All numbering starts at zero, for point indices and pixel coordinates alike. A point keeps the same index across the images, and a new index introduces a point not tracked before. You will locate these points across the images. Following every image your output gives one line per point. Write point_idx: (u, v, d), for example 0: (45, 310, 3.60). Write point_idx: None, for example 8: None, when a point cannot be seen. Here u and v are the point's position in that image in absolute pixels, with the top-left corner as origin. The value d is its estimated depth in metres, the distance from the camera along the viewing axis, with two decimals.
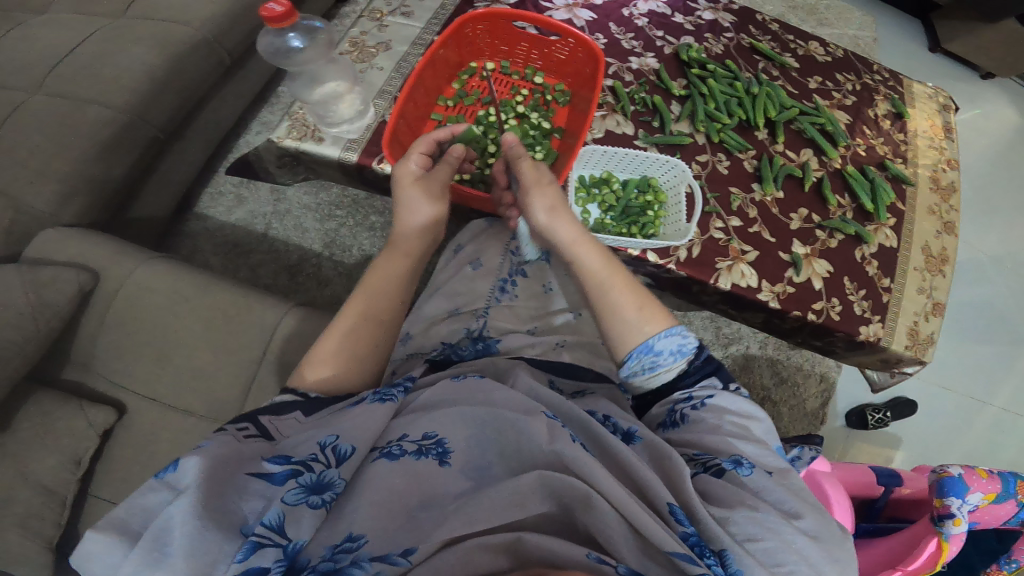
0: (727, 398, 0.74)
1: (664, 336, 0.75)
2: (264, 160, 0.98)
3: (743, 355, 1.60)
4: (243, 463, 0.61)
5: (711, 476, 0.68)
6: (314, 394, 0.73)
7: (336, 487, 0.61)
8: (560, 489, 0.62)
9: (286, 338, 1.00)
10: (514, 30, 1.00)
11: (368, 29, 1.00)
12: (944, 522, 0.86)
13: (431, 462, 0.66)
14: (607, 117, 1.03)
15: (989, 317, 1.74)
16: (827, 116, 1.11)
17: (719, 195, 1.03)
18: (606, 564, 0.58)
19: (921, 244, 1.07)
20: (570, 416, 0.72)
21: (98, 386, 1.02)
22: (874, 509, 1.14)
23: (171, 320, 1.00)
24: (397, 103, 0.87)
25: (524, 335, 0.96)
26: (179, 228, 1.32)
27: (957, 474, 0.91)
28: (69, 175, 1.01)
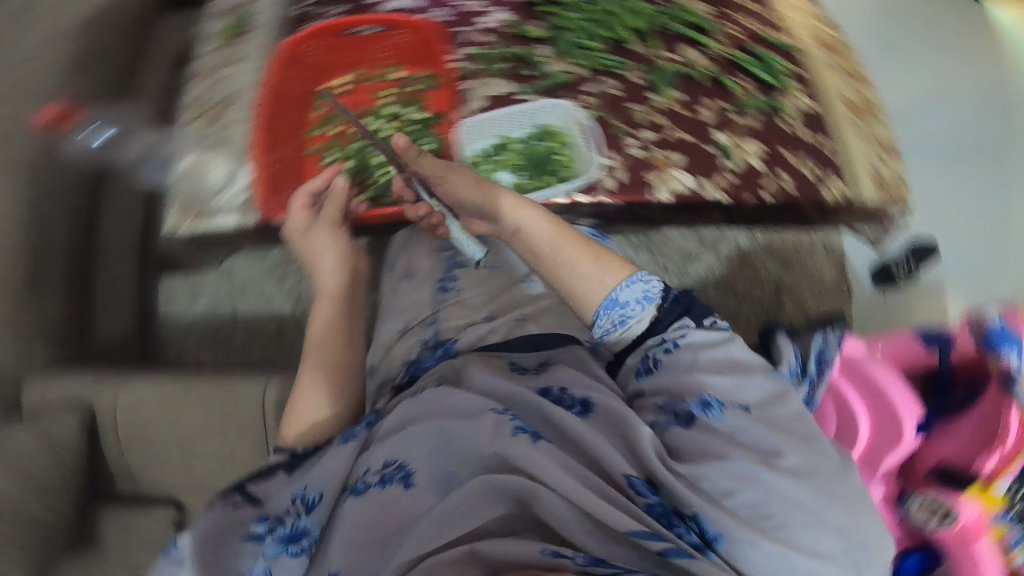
0: (700, 334, 0.71)
1: (626, 286, 0.73)
2: (178, 249, 1.00)
3: (738, 253, 1.49)
4: (235, 529, 0.68)
5: (682, 426, 0.66)
6: (300, 448, 0.77)
7: (311, 534, 0.67)
8: (503, 488, 0.65)
9: (277, 403, 1.04)
10: (349, 39, 1.01)
11: (206, 87, 0.98)
12: (1013, 384, 0.81)
13: (396, 487, 0.68)
14: (481, 85, 0.99)
15: None
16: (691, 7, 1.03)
17: (623, 115, 0.99)
18: (562, 557, 0.60)
19: (841, 96, 1.03)
20: (520, 403, 0.72)
21: (149, 490, 1.09)
22: (946, 381, 0.95)
23: (172, 420, 1.05)
24: (257, 153, 0.97)
25: (482, 324, 0.93)
26: (155, 337, 1.35)
27: (997, 319, 0.85)
28: (20, 326, 1.03)
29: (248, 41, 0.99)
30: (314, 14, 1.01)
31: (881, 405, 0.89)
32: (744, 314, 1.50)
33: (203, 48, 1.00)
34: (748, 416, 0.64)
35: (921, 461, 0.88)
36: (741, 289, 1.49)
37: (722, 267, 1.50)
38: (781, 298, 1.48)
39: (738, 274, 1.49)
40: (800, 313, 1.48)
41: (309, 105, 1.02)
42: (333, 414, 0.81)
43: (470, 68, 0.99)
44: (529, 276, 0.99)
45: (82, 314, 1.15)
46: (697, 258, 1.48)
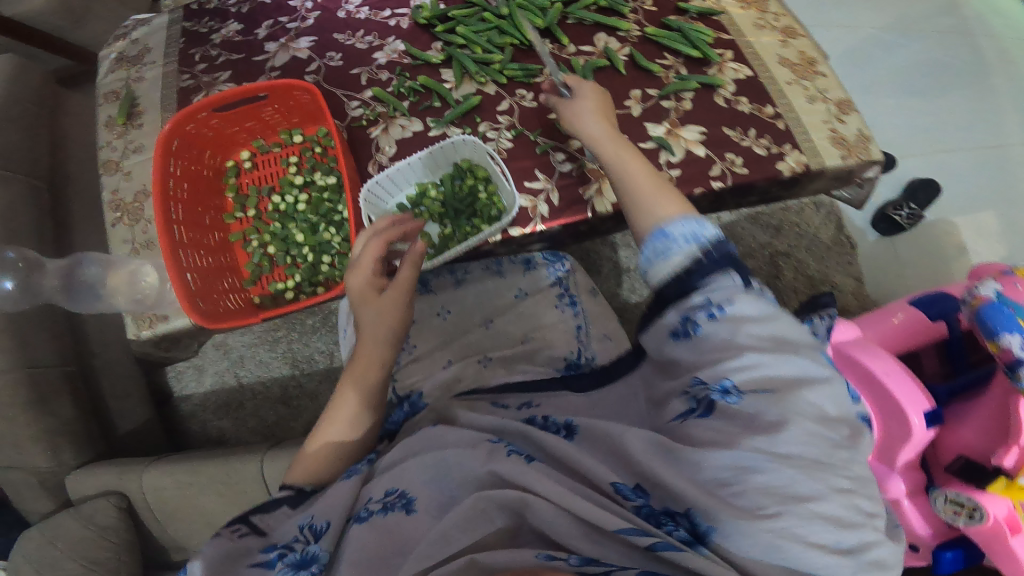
0: (747, 303, 0.59)
1: (679, 219, 0.66)
2: (151, 352, 1.03)
3: (723, 227, 1.38)
4: (241, 559, 0.61)
5: (700, 414, 0.61)
6: (306, 487, 0.71)
7: (321, 559, 0.61)
8: (499, 500, 0.62)
9: (277, 477, 1.09)
10: (237, 111, 0.94)
11: (116, 185, 0.99)
12: (1018, 372, 0.73)
13: (398, 514, 0.65)
14: (388, 128, 0.95)
15: (940, 62, 1.57)
16: None
17: (544, 129, 0.94)
18: (556, 559, 0.57)
19: (777, 58, 0.96)
20: (509, 431, 0.72)
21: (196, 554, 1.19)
22: (955, 349, 0.95)
23: (195, 496, 1.13)
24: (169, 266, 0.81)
25: (444, 371, 0.94)
26: (177, 415, 1.43)
27: (993, 295, 0.78)
28: (41, 434, 1.10)
29: (143, 128, 1.01)
30: (205, 82, 1.02)
31: (884, 399, 0.87)
32: None
33: (102, 140, 1.01)
34: (773, 396, 0.57)
35: (944, 450, 0.89)
36: None
37: None
38: (779, 264, 1.36)
39: None
40: (800, 277, 1.36)
41: (216, 191, 0.97)
42: (329, 459, 0.74)
43: (370, 113, 0.95)
44: (490, 318, 1.00)
45: (97, 408, 1.22)
46: None
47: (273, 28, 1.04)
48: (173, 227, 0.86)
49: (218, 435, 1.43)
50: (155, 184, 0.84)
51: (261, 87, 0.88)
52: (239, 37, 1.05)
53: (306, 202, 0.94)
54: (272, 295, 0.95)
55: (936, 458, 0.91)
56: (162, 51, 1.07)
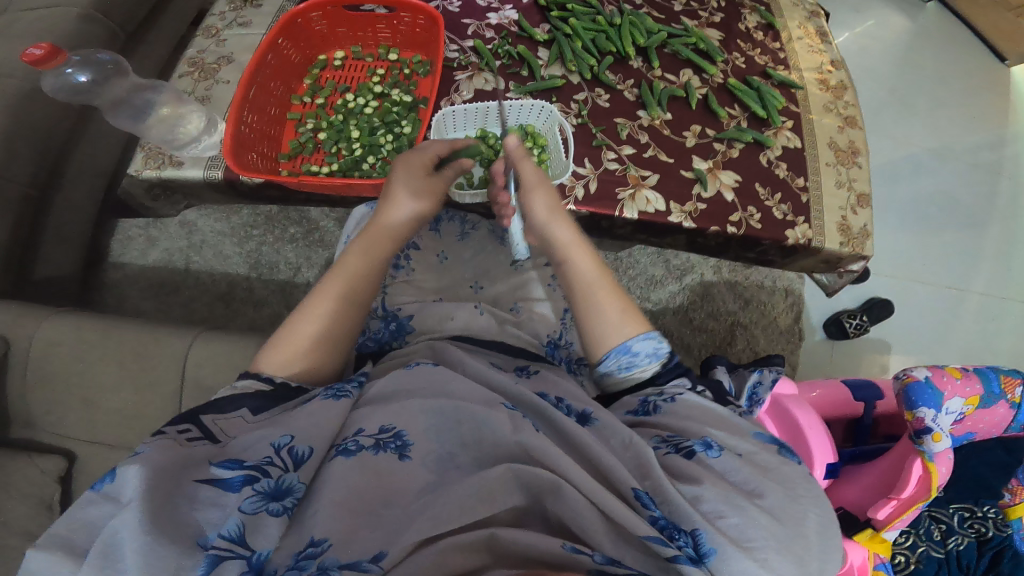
0: (696, 395, 0.75)
1: (641, 338, 0.77)
2: (135, 196, 0.94)
3: (700, 284, 1.57)
4: (189, 468, 0.55)
5: (681, 457, 0.67)
6: (280, 380, 0.68)
7: (296, 493, 0.56)
8: (528, 481, 0.61)
9: (201, 364, 0.96)
10: (350, 14, 0.95)
11: (205, 47, 0.94)
12: (923, 439, 0.88)
13: (389, 457, 0.61)
14: (474, 77, 0.99)
15: (941, 204, 1.76)
16: (697, 34, 1.08)
17: (606, 127, 1.01)
18: (583, 554, 0.55)
19: (826, 140, 1.08)
20: (525, 402, 0.71)
21: (45, 437, 0.97)
22: (863, 425, 1.14)
23: (90, 368, 0.96)
24: (231, 111, 0.82)
25: (435, 306, 0.95)
26: (100, 280, 1.28)
27: (924, 376, 0.91)
28: None
29: (261, 8, 0.96)
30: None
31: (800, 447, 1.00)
32: (697, 345, 1.53)
33: (216, 8, 0.97)
34: (746, 460, 0.66)
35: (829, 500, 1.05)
36: (698, 320, 1.55)
37: (684, 296, 1.56)
38: (736, 333, 1.54)
39: (699, 304, 1.56)
40: (749, 351, 1.54)
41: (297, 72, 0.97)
42: (319, 358, 0.72)
43: (464, 59, 0.99)
44: (479, 282, 1.03)
45: (27, 247, 1.02)
46: (661, 284, 1.56)
47: None
48: (251, 86, 0.86)
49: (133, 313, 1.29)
50: (257, 47, 0.86)
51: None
52: None
53: (375, 109, 0.95)
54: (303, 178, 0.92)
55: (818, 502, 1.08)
56: None
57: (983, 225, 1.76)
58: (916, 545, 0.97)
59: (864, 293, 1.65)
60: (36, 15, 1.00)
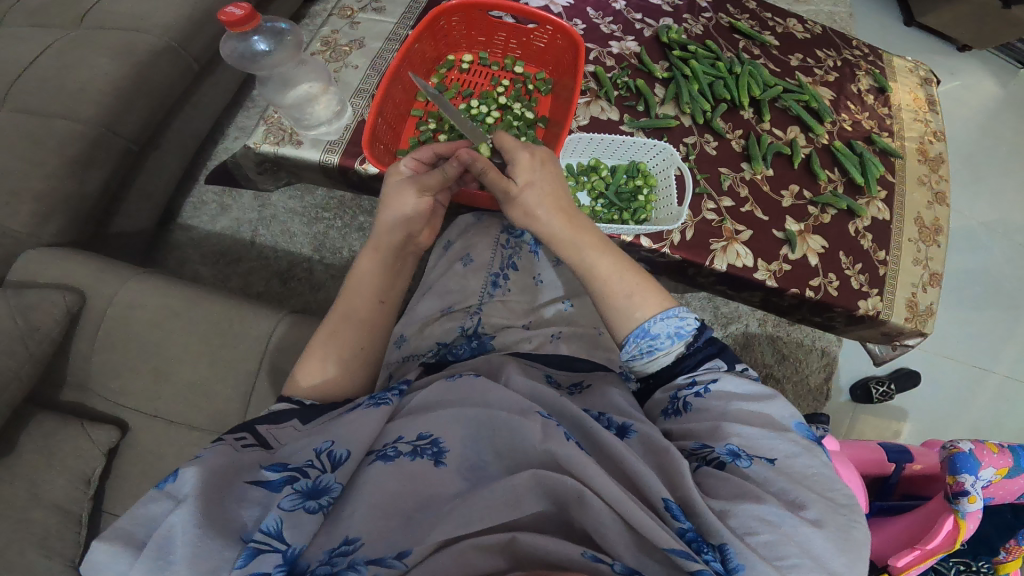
0: (730, 382, 0.74)
1: (659, 319, 0.76)
2: (243, 167, 0.93)
3: (743, 334, 1.59)
4: (240, 472, 0.61)
5: (711, 469, 0.68)
6: (309, 402, 0.73)
7: (332, 492, 0.60)
8: (553, 487, 0.62)
9: (281, 347, 0.96)
10: (490, 20, 0.96)
11: (340, 28, 0.96)
12: (959, 499, 0.88)
13: (426, 462, 0.64)
14: (591, 103, 1.01)
15: (980, 284, 1.80)
16: (811, 93, 1.10)
17: (709, 175, 1.03)
18: (602, 563, 0.58)
19: (913, 215, 1.09)
20: (561, 411, 0.72)
21: (99, 405, 0.97)
22: (887, 485, 1.16)
23: (165, 337, 0.95)
24: (376, 101, 0.84)
25: (518, 330, 0.96)
26: (165, 240, 1.27)
27: (968, 449, 0.93)
28: (45, 194, 0.93)
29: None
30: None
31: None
32: None
33: None
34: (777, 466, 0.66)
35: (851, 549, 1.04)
36: None
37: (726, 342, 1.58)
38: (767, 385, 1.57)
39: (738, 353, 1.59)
40: None
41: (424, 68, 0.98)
42: (344, 377, 0.76)
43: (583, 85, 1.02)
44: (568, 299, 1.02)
45: (111, 202, 1.05)
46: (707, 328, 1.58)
47: None
48: (392, 78, 0.88)
49: (190, 277, 1.27)
50: (404, 42, 0.88)
51: (534, 16, 0.93)
52: None
53: (495, 119, 0.96)
54: None
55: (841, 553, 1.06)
56: None
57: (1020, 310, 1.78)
58: None
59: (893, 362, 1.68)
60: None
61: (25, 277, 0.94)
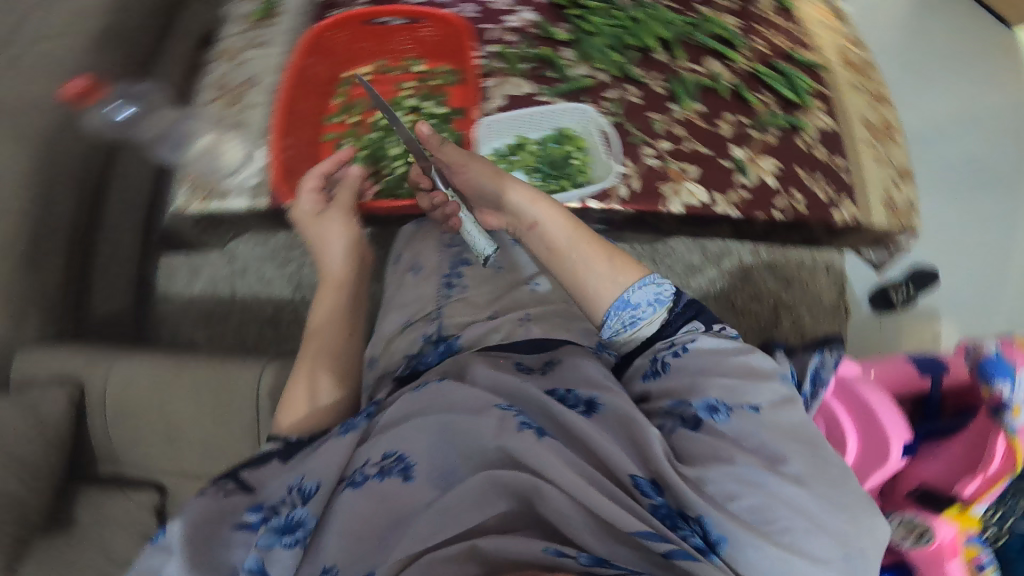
0: (709, 341, 0.72)
1: (638, 287, 0.75)
2: (184, 232, 0.98)
3: (739, 268, 1.51)
4: (224, 518, 0.66)
5: (688, 429, 0.66)
6: (294, 438, 0.75)
7: (306, 526, 0.63)
8: (511, 485, 0.63)
9: (273, 388, 0.98)
10: (375, 28, 1.00)
11: (227, 70, 0.97)
12: (1003, 414, 0.84)
13: (394, 480, 0.65)
14: (502, 83, 1.00)
15: None
16: (719, 22, 1.05)
17: (641, 124, 1.00)
18: (566, 556, 0.57)
19: (860, 117, 1.05)
20: (525, 399, 0.71)
21: (134, 471, 1.02)
22: (931, 404, 1.04)
23: (166, 402, 0.99)
24: (277, 134, 0.91)
25: (483, 323, 0.92)
26: (151, 313, 1.32)
27: (995, 351, 0.87)
28: (12, 298, 0.97)
29: (275, 26, 0.98)
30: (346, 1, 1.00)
31: (871, 427, 0.95)
32: (742, 329, 1.50)
33: (233, 30, 0.99)
34: (757, 418, 0.64)
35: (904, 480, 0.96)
36: (739, 304, 1.50)
37: (723, 281, 1.51)
38: (778, 315, 1.49)
39: (739, 288, 1.51)
40: (795, 330, 1.48)
41: (326, 90, 1.01)
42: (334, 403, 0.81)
43: (489, 65, 1.00)
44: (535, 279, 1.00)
45: (79, 293, 1.09)
46: (699, 271, 1.51)
47: None
48: (287, 112, 0.93)
49: (186, 342, 1.33)
50: (288, 75, 0.94)
51: (408, 13, 0.96)
52: None
53: (409, 122, 1.00)
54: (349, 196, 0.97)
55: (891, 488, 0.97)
56: None
57: None
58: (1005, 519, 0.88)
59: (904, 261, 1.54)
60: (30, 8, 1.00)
61: (22, 378, 1.00)
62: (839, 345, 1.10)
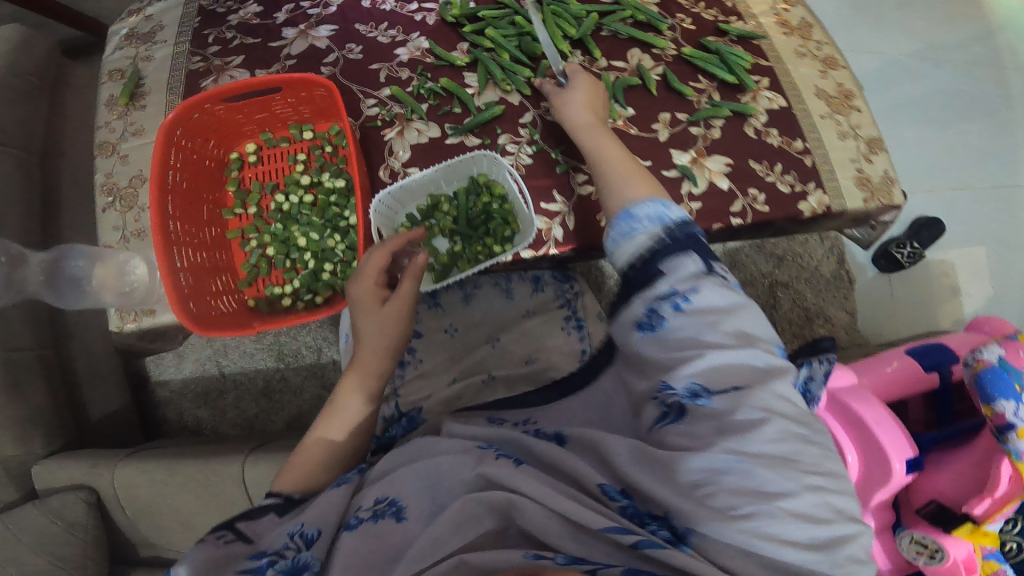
0: (711, 292, 0.60)
1: (645, 202, 0.66)
2: (134, 344, 0.99)
3: (725, 253, 1.35)
4: (225, 567, 0.56)
5: (675, 420, 0.59)
6: (296, 495, 0.67)
7: (313, 568, 0.58)
8: (491, 501, 0.59)
9: (258, 482, 1.01)
10: (244, 103, 0.89)
11: (111, 168, 0.94)
12: (1008, 437, 0.74)
13: (388, 521, 0.62)
14: (403, 131, 0.92)
15: (972, 86, 1.49)
16: (632, 3, 0.95)
17: (565, 147, 0.92)
18: (544, 558, 0.52)
19: (812, 89, 0.96)
20: (500, 438, 0.70)
21: (165, 554, 1.10)
22: (943, 401, 0.95)
23: (169, 499, 1.04)
24: (162, 263, 0.77)
25: (446, 389, 0.91)
26: (152, 400, 1.34)
27: (997, 360, 0.78)
28: (10, 423, 1.02)
29: (146, 110, 0.95)
30: (216, 66, 0.96)
31: (870, 445, 0.87)
32: None
33: (101, 120, 0.96)
34: (742, 394, 0.57)
35: (917, 495, 0.89)
36: None
37: None
38: (776, 296, 1.34)
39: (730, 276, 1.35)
40: (796, 310, 1.35)
41: (213, 181, 0.92)
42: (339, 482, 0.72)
43: (387, 113, 0.92)
44: (497, 335, 0.96)
45: (68, 397, 1.13)
46: None
47: (293, 12, 0.98)
48: (168, 223, 0.82)
49: (193, 422, 1.34)
50: (152, 176, 0.80)
51: (274, 81, 0.83)
52: (257, 20, 0.98)
53: (312, 201, 0.91)
54: (267, 299, 0.90)
55: (906, 500, 0.90)
56: (176, 30, 0.99)
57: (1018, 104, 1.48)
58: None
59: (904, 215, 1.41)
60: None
61: (46, 487, 1.06)
62: (830, 342, 0.93)
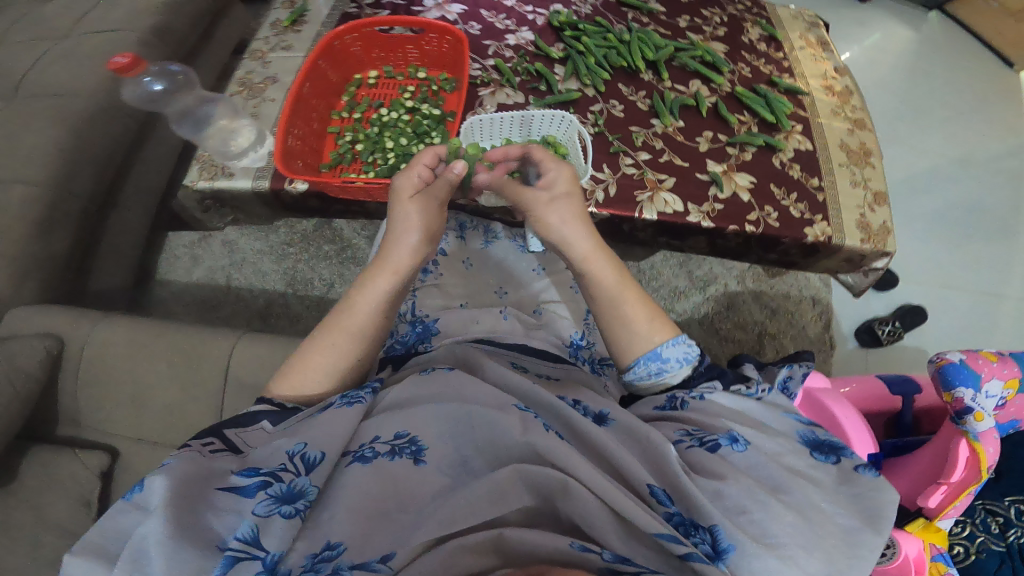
0: (724, 397, 0.69)
1: (671, 343, 0.73)
2: (188, 208, 1.03)
3: (724, 295, 1.55)
4: (211, 481, 0.55)
5: (705, 450, 0.62)
6: (289, 405, 0.68)
7: (308, 496, 0.54)
8: (537, 482, 0.57)
9: (244, 365, 0.98)
10: (382, 37, 1.11)
11: (253, 69, 1.07)
12: (965, 419, 0.83)
13: (405, 462, 0.58)
14: (496, 92, 1.09)
15: (963, 213, 1.76)
16: (704, 47, 1.20)
17: (622, 136, 1.10)
18: (591, 552, 0.54)
19: (838, 141, 1.17)
20: (538, 401, 0.67)
21: (90, 434, 1.01)
22: (903, 422, 1.06)
23: (137, 367, 0.99)
24: (281, 123, 0.96)
25: (460, 311, 0.93)
26: (148, 296, 1.38)
27: (959, 359, 0.87)
28: (17, 256, 1.00)
29: (301, 34, 1.11)
30: (367, 14, 1.14)
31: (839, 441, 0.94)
32: (726, 355, 1.50)
33: (262, 34, 1.11)
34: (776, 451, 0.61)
35: None
36: (724, 330, 1.52)
37: (708, 305, 1.54)
38: (763, 344, 1.50)
39: (726, 315, 1.53)
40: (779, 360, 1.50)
41: (334, 90, 1.12)
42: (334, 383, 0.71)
43: (486, 77, 1.09)
44: (503, 289, 1.03)
45: (84, 259, 1.14)
46: (686, 296, 1.55)
47: None
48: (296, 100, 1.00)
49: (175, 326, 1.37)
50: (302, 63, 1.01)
51: (415, 23, 1.07)
52: None
53: (407, 120, 1.08)
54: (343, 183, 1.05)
55: None
56: None
57: (1004, 234, 1.74)
58: (974, 535, 0.90)
59: (893, 302, 1.62)
60: (96, 38, 1.19)
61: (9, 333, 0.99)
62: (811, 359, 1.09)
